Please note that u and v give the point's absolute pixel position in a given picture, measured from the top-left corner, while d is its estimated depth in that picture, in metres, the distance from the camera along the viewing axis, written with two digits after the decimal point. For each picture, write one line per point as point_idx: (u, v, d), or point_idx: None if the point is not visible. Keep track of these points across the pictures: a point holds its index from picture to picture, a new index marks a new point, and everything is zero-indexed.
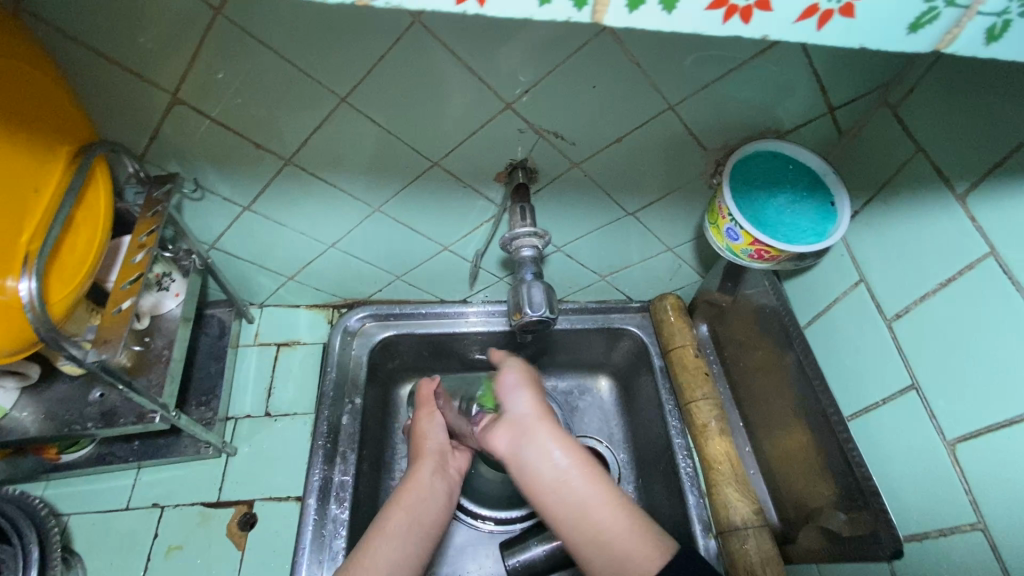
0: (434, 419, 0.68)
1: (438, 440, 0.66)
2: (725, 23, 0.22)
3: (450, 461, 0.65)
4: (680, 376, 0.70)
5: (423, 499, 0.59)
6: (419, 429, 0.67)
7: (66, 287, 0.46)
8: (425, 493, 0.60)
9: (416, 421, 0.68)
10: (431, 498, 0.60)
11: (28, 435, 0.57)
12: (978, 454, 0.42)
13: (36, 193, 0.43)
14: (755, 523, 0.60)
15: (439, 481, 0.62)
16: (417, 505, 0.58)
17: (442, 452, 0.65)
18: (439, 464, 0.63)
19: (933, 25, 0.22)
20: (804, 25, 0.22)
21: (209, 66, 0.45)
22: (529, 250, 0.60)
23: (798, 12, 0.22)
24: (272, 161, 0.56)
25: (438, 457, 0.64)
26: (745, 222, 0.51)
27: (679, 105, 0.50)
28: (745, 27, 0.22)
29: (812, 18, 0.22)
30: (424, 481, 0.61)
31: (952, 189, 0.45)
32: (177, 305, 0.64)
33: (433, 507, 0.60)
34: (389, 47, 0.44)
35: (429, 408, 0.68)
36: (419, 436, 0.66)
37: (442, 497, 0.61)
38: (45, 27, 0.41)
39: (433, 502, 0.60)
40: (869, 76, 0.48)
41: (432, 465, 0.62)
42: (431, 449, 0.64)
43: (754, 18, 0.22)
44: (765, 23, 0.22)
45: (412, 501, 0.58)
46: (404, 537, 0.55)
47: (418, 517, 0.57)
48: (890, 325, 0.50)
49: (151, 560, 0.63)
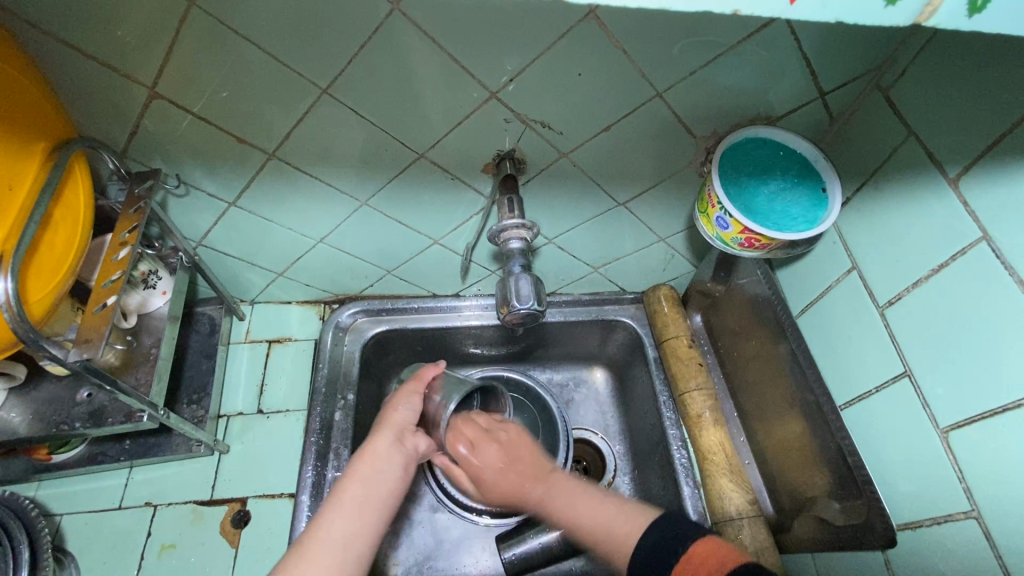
0: (412, 398, 0.63)
1: (406, 415, 0.62)
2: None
3: (412, 437, 0.62)
4: (674, 367, 0.70)
5: (375, 472, 0.57)
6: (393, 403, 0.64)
7: (44, 287, 0.45)
8: (380, 466, 0.58)
9: (396, 394, 0.65)
10: (385, 471, 0.57)
11: (16, 436, 0.57)
12: (971, 441, 0.42)
13: (11, 190, 0.41)
14: (751, 513, 0.60)
15: (396, 455, 0.59)
16: (371, 479, 0.56)
17: (404, 426, 0.62)
18: (398, 437, 0.60)
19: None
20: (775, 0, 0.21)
21: (189, 57, 0.44)
22: (517, 242, 0.60)
23: None
24: (256, 155, 0.55)
25: (400, 431, 0.61)
26: (735, 210, 0.50)
27: (667, 92, 0.49)
28: (712, 3, 0.21)
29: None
30: (379, 454, 0.58)
31: (945, 173, 0.44)
32: (165, 303, 0.64)
33: (389, 483, 0.57)
34: (368, 37, 0.43)
35: (416, 388, 0.64)
36: (389, 409, 0.63)
37: (398, 471, 0.58)
38: (19, 23, 0.40)
39: (389, 476, 0.57)
40: (860, 59, 0.47)
41: (390, 437, 0.60)
42: (395, 422, 0.61)
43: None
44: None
45: (365, 475, 0.56)
46: (357, 511, 0.54)
47: (369, 492, 0.56)
48: (883, 312, 0.50)
49: (145, 559, 0.63)
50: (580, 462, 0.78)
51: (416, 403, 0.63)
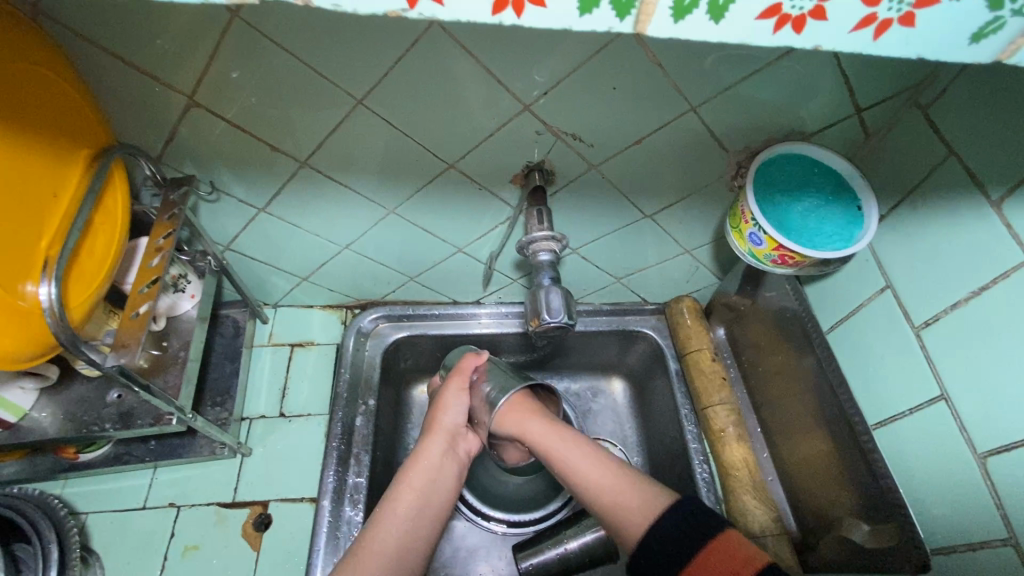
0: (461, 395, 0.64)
1: (454, 419, 0.63)
2: (776, 33, 0.22)
3: (463, 441, 0.63)
4: (697, 380, 0.69)
5: (432, 480, 0.58)
6: (442, 402, 0.64)
7: (84, 292, 0.46)
8: (434, 472, 0.58)
9: (442, 394, 0.64)
10: (440, 479, 0.58)
11: (47, 436, 0.58)
12: (1012, 468, 0.41)
13: (55, 197, 0.43)
14: (775, 531, 0.58)
15: (448, 461, 0.60)
16: (426, 487, 0.57)
17: (456, 430, 0.62)
18: (450, 443, 0.61)
19: (997, 35, 0.21)
20: (859, 35, 0.22)
21: (228, 66, 0.45)
22: (546, 254, 0.60)
23: (854, 22, 0.21)
24: (288, 163, 0.55)
25: (451, 435, 0.62)
26: (769, 227, 0.50)
27: (701, 107, 0.49)
28: (796, 37, 0.22)
29: (868, 29, 0.21)
30: (434, 461, 0.59)
31: (987, 194, 0.43)
32: (193, 306, 0.64)
33: (443, 489, 0.58)
34: (405, 50, 0.43)
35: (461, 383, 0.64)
36: (437, 410, 0.63)
37: (451, 477, 0.59)
38: (66, 32, 0.41)
39: (442, 485, 0.58)
40: (898, 78, 0.46)
41: (442, 444, 0.60)
42: (445, 426, 0.62)
43: (806, 28, 0.21)
44: (817, 33, 0.22)
45: (421, 483, 0.57)
46: (412, 519, 0.55)
47: (426, 500, 0.56)
48: (919, 333, 0.49)
49: (168, 560, 0.64)
50: None
51: (464, 402, 0.64)
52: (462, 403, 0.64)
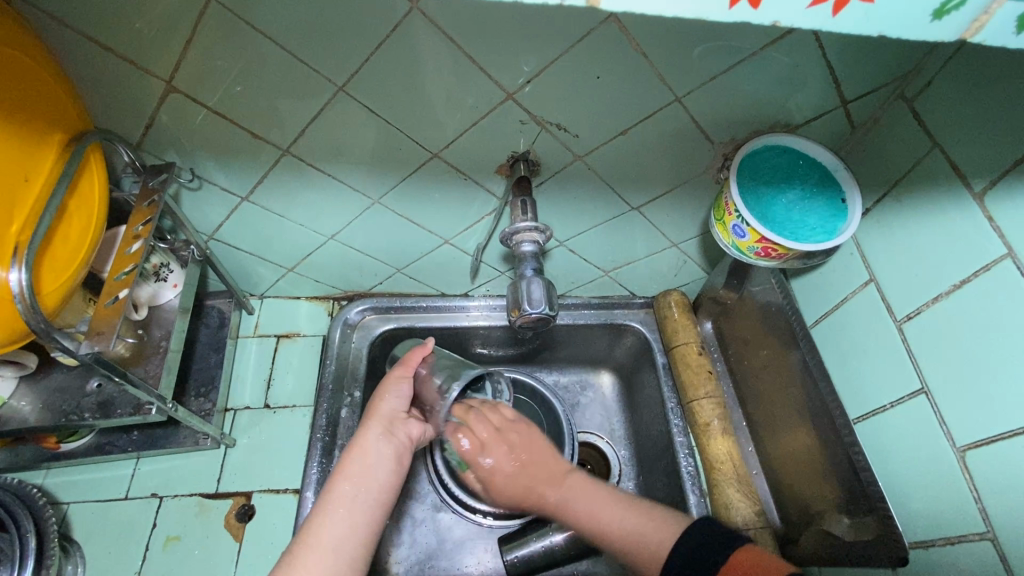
0: (398, 385, 0.63)
1: (392, 405, 0.62)
2: (732, 8, 0.21)
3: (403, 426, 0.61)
4: (683, 374, 0.69)
5: (369, 467, 0.56)
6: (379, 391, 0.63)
7: (58, 278, 0.45)
8: (370, 460, 0.57)
9: (382, 384, 0.64)
10: (376, 466, 0.57)
11: (26, 425, 0.57)
12: (990, 462, 0.41)
13: (27, 182, 0.42)
14: (757, 524, 0.59)
15: (387, 446, 0.58)
16: (362, 475, 0.56)
17: (393, 416, 0.61)
18: (388, 428, 0.60)
19: (960, 11, 0.20)
20: (818, 11, 0.21)
21: (204, 51, 0.44)
22: (530, 244, 0.60)
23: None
24: (271, 151, 0.55)
25: (388, 422, 0.61)
26: (752, 219, 0.50)
27: (686, 97, 0.49)
28: (753, 13, 0.21)
29: (826, 4, 0.21)
30: (370, 448, 0.58)
31: (970, 187, 0.43)
32: (175, 296, 0.64)
33: (380, 475, 0.57)
34: (384, 38, 0.43)
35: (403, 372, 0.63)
36: (376, 400, 0.62)
37: (390, 462, 0.58)
38: (39, 13, 0.40)
39: (381, 470, 0.57)
40: (884, 70, 0.46)
41: (379, 429, 0.59)
42: (382, 412, 0.61)
43: (763, 4, 0.21)
44: (774, 8, 0.21)
45: (356, 470, 0.56)
46: (349, 509, 0.53)
47: (362, 489, 0.55)
48: (900, 327, 0.49)
49: (149, 550, 0.63)
50: (584, 466, 0.77)
51: (402, 388, 0.63)
52: (400, 391, 0.63)
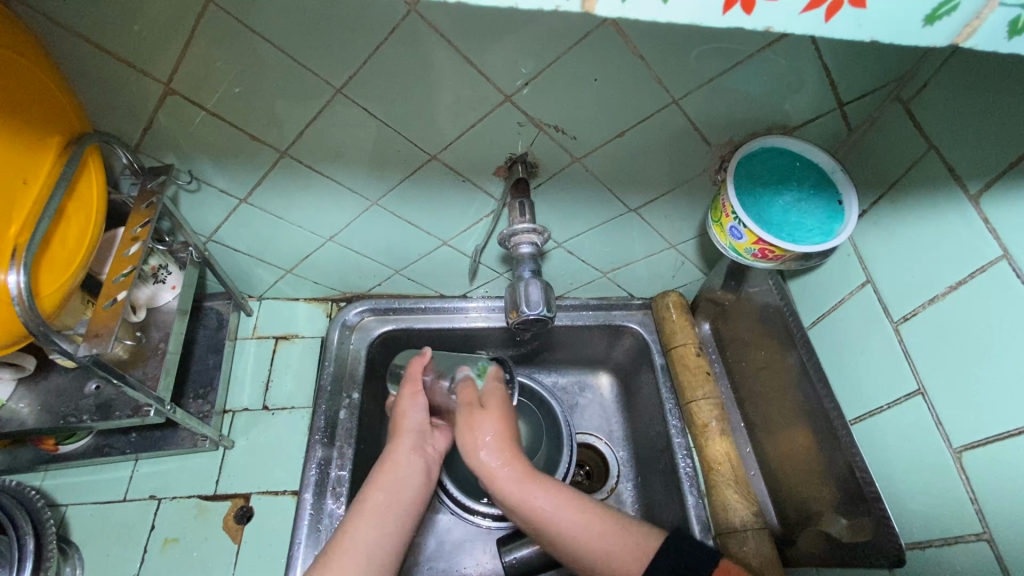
0: (418, 399, 0.65)
1: (418, 417, 0.63)
2: (725, 14, 0.21)
3: (431, 439, 0.63)
4: (681, 376, 0.69)
5: (401, 477, 0.58)
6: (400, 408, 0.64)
7: (56, 281, 0.45)
8: (402, 472, 0.59)
9: (400, 398, 0.65)
10: (408, 476, 0.58)
11: (25, 427, 0.57)
12: (986, 463, 0.42)
13: (26, 184, 0.42)
14: (755, 525, 0.59)
15: (417, 458, 0.60)
16: (394, 485, 0.57)
17: (422, 429, 0.63)
18: (418, 441, 0.62)
19: (951, 17, 0.21)
20: (811, 16, 0.21)
21: (202, 53, 0.44)
22: (528, 246, 0.60)
23: (804, 2, 0.21)
24: (269, 153, 0.55)
25: (418, 435, 0.63)
26: (749, 221, 0.50)
27: (683, 99, 0.49)
28: (746, 18, 0.21)
29: (819, 9, 0.21)
30: (402, 460, 0.59)
31: (966, 189, 0.43)
32: (173, 297, 0.64)
33: (411, 485, 0.58)
34: (382, 40, 0.43)
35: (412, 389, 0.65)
36: (399, 415, 0.64)
37: (420, 473, 0.60)
38: (37, 16, 0.40)
39: (411, 481, 0.58)
40: (880, 72, 0.46)
41: (411, 441, 0.61)
42: (410, 426, 0.62)
43: (757, 10, 0.21)
44: (767, 14, 0.21)
45: (388, 481, 0.57)
46: (383, 515, 0.54)
47: (394, 497, 0.56)
48: (897, 328, 0.49)
49: (148, 552, 0.63)
50: (583, 467, 0.77)
51: (424, 402, 0.65)
52: (422, 404, 0.65)
